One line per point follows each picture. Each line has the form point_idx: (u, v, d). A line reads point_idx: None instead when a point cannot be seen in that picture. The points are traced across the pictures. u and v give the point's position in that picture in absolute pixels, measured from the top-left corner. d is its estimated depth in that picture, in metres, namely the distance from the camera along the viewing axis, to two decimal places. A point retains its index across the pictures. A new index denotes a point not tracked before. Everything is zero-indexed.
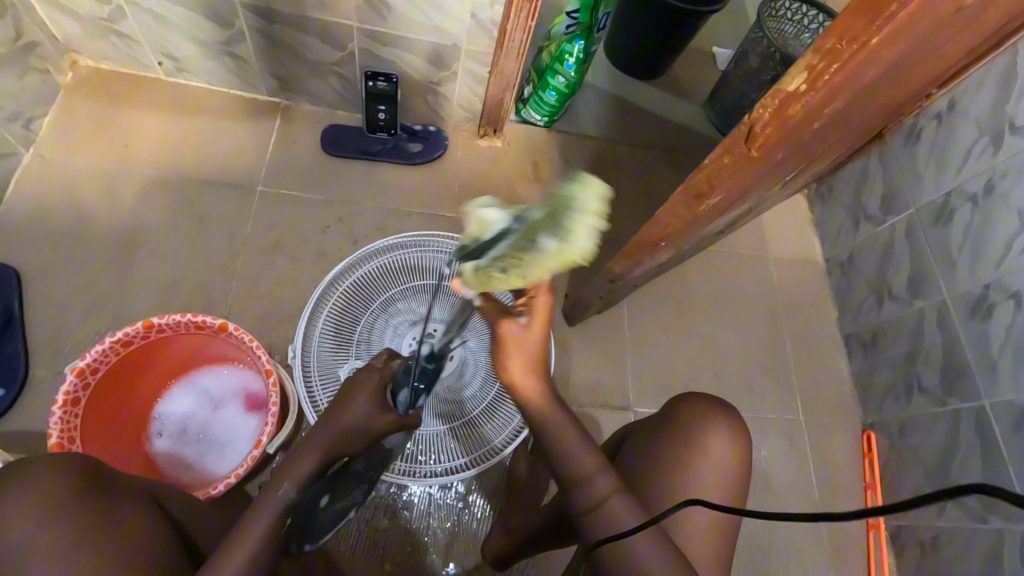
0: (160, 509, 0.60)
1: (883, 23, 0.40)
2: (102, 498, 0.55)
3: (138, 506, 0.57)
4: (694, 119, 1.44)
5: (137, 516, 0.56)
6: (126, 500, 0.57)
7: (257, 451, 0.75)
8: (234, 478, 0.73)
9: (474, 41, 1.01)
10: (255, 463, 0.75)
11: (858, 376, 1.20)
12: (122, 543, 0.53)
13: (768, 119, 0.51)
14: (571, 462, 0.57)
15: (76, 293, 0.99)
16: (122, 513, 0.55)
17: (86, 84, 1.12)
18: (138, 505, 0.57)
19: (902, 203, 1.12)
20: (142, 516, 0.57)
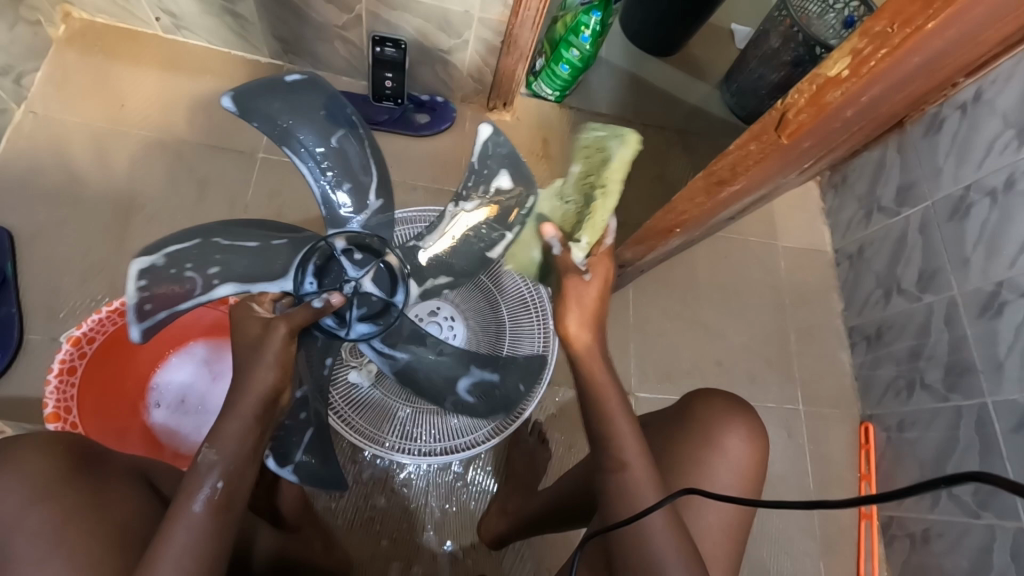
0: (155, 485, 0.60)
1: (939, 8, 0.37)
2: (91, 480, 0.54)
3: (127, 487, 0.57)
4: (709, 99, 1.40)
5: (127, 497, 0.55)
6: (115, 481, 0.56)
7: None
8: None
9: (487, 8, 0.96)
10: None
11: (860, 369, 1.20)
12: (109, 526, 0.52)
13: (803, 106, 0.48)
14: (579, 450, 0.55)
15: (71, 257, 0.96)
16: (109, 494, 0.54)
17: (79, 38, 1.07)
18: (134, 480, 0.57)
19: (918, 195, 1.10)
20: (131, 500, 0.56)
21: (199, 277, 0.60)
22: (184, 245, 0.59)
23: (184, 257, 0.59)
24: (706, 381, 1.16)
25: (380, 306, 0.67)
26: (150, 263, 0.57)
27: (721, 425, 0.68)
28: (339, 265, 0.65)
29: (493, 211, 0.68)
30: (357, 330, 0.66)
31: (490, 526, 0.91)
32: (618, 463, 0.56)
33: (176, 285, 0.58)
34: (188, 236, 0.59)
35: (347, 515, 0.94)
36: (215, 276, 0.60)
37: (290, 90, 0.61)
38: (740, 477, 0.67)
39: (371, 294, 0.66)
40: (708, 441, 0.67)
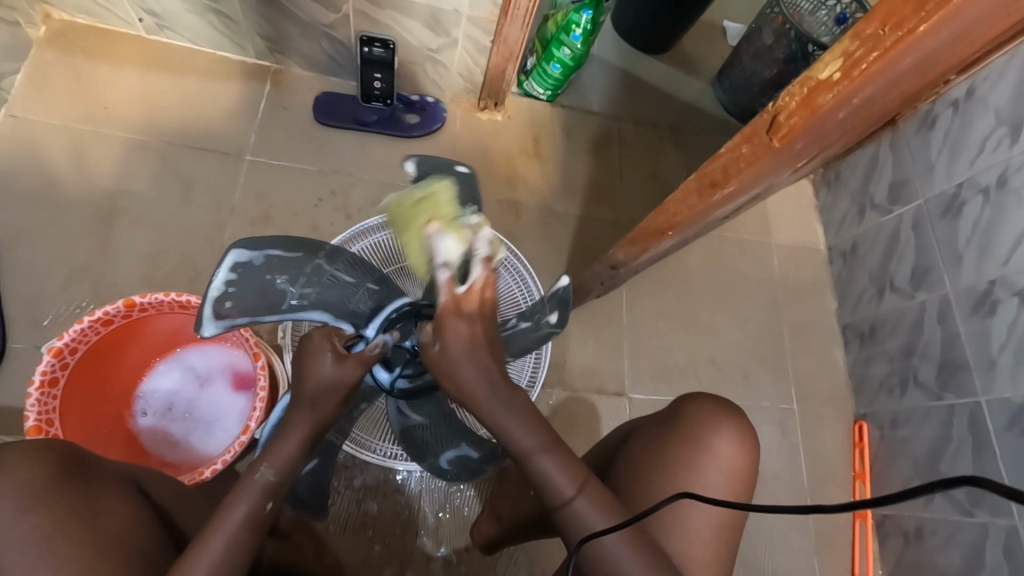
0: (146, 496, 0.58)
1: (931, 11, 0.36)
2: (84, 484, 0.53)
3: (123, 492, 0.56)
4: (701, 96, 1.39)
5: (119, 502, 0.54)
6: (110, 485, 0.55)
7: (244, 437, 0.72)
8: (220, 464, 0.71)
9: (477, 6, 0.95)
10: (243, 448, 0.73)
11: (853, 367, 1.20)
12: (109, 532, 0.51)
13: (795, 108, 0.47)
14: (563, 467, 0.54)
15: (53, 264, 0.94)
16: (103, 500, 0.53)
17: (59, 39, 1.05)
18: (123, 491, 0.55)
19: (911, 192, 1.10)
20: (126, 504, 0.55)
21: (289, 291, 0.62)
22: (289, 255, 0.62)
23: (282, 267, 0.62)
24: (700, 380, 1.15)
25: (421, 370, 0.69)
26: (251, 259, 0.60)
27: (709, 428, 0.68)
28: (411, 328, 0.67)
29: (537, 335, 0.75)
30: (392, 382, 0.69)
31: (482, 532, 0.89)
32: (563, 497, 0.53)
33: (265, 292, 0.61)
34: (296, 247, 0.63)
35: (339, 522, 0.93)
36: (302, 298, 0.63)
37: (456, 176, 0.68)
38: (734, 477, 0.67)
39: (421, 361, 0.68)
40: (696, 442, 0.67)
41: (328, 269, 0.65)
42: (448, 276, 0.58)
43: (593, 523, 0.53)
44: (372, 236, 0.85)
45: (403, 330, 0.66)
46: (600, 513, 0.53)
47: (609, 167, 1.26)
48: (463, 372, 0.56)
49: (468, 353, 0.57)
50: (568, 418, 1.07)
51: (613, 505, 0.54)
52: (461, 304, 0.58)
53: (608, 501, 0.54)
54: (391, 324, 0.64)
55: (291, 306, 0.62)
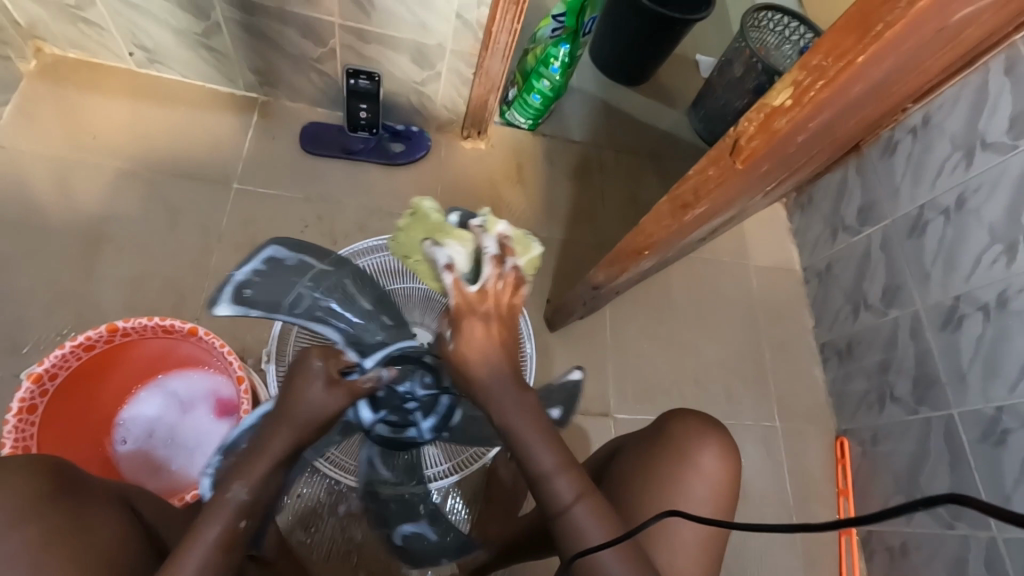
0: (133, 514, 0.57)
1: (868, 44, 0.40)
2: (75, 499, 0.52)
3: (113, 509, 0.55)
4: (677, 125, 1.45)
5: (109, 518, 0.53)
6: (99, 502, 0.54)
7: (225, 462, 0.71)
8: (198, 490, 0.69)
9: (460, 41, 0.99)
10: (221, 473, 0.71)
11: (833, 384, 1.23)
12: (97, 551, 0.51)
13: (754, 132, 0.50)
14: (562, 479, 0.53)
15: (35, 291, 0.94)
16: (92, 516, 0.52)
17: (50, 72, 1.07)
18: (113, 509, 0.55)
19: (878, 214, 1.15)
20: (115, 521, 0.54)
21: (310, 299, 0.67)
22: (323, 267, 0.68)
23: (313, 275, 0.67)
24: (684, 400, 1.16)
25: (405, 421, 0.67)
26: (291, 260, 0.67)
27: (693, 443, 0.69)
28: (410, 372, 0.67)
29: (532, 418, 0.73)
30: (373, 424, 0.67)
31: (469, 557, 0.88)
32: (561, 505, 0.53)
33: (289, 291, 0.66)
34: (332, 262, 0.69)
35: (323, 547, 0.91)
36: (320, 308, 0.67)
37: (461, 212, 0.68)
38: (717, 492, 0.67)
39: (409, 409, 0.67)
40: (680, 455, 0.68)
41: (352, 292, 0.70)
42: (455, 275, 0.58)
43: (591, 534, 0.53)
44: (357, 261, 0.84)
45: (402, 371, 0.66)
46: (596, 524, 0.53)
47: (590, 192, 1.30)
48: (479, 374, 0.56)
49: (483, 354, 0.57)
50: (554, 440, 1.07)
51: (611, 517, 0.54)
52: (474, 304, 0.57)
53: (607, 514, 0.54)
54: (390, 361, 0.67)
55: (307, 312, 0.67)
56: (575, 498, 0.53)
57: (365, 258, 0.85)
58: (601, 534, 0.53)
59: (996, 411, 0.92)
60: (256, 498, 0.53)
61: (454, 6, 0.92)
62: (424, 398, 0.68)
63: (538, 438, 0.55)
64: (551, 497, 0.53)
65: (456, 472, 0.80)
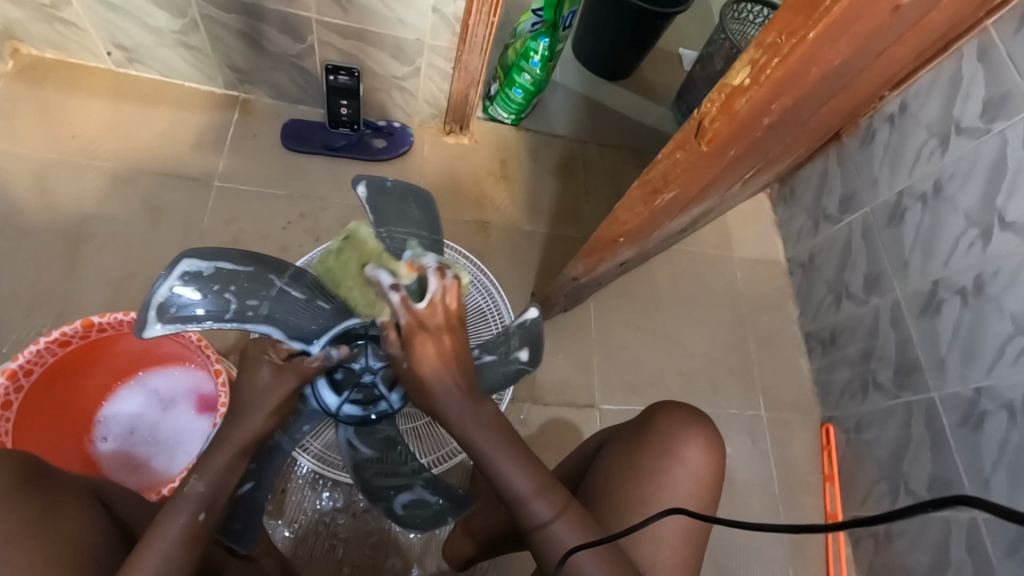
0: (105, 508, 0.57)
1: (818, 19, 0.40)
2: (42, 492, 0.52)
3: (82, 502, 0.55)
4: (661, 119, 1.46)
5: (79, 512, 0.53)
6: (69, 497, 0.54)
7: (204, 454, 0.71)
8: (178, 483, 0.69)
9: (438, 35, 0.99)
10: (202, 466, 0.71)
11: (817, 372, 1.23)
12: (66, 544, 0.50)
13: (716, 114, 0.51)
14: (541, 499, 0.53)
15: (14, 292, 0.94)
16: (63, 510, 0.52)
17: (28, 73, 1.06)
18: (83, 503, 0.55)
19: (858, 203, 1.16)
20: (85, 513, 0.54)
21: (236, 303, 0.59)
22: (238, 267, 0.60)
23: (231, 279, 0.59)
24: (669, 390, 1.17)
25: (371, 396, 0.68)
26: (197, 267, 0.57)
27: (678, 435, 0.69)
28: (361, 350, 0.67)
29: (503, 369, 0.71)
30: (339, 407, 0.67)
31: (453, 551, 0.88)
32: (542, 519, 0.53)
33: (209, 301, 0.57)
34: (242, 261, 0.61)
35: (307, 543, 0.91)
36: (252, 309, 0.60)
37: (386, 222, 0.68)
38: (702, 485, 0.68)
39: (370, 384, 0.68)
40: (666, 450, 0.68)
41: (279, 285, 0.62)
42: (401, 294, 0.55)
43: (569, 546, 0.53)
44: None
45: (353, 351, 0.67)
46: (576, 532, 0.54)
47: (573, 186, 1.30)
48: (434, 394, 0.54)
49: (437, 372, 0.54)
50: (541, 433, 1.07)
51: (589, 525, 0.55)
52: (425, 320, 0.55)
53: (586, 524, 0.54)
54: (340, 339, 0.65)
55: (240, 317, 0.59)
56: (555, 516, 0.53)
57: None
58: (579, 540, 0.54)
59: (974, 392, 0.93)
60: (227, 489, 0.53)
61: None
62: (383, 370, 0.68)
63: (517, 466, 0.53)
64: (532, 513, 0.53)
65: (432, 468, 0.82)
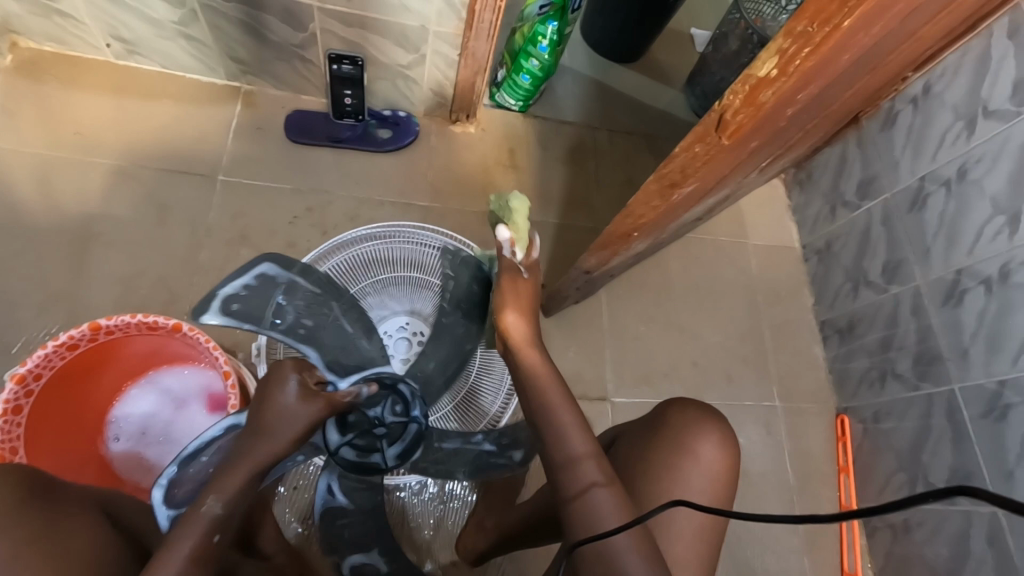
0: (112, 519, 0.58)
1: (855, 6, 0.37)
2: (46, 505, 0.52)
3: (86, 512, 0.55)
4: (671, 102, 1.43)
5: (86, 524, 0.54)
6: (72, 508, 0.54)
7: None
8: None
9: (443, 21, 0.96)
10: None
11: (833, 362, 1.21)
12: (74, 558, 0.50)
13: (740, 107, 0.48)
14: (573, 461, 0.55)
15: (25, 291, 0.93)
16: (69, 524, 0.52)
17: (30, 68, 1.04)
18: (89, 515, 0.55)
19: (878, 188, 1.12)
20: (92, 526, 0.54)
21: (291, 319, 0.66)
22: (309, 287, 0.67)
23: (298, 294, 0.67)
24: (680, 382, 1.15)
25: (371, 446, 0.70)
26: (280, 277, 0.66)
27: (693, 431, 0.68)
28: (379, 399, 0.70)
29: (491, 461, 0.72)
30: (339, 447, 0.69)
31: (468, 545, 0.89)
32: (581, 486, 0.54)
33: (275, 310, 0.65)
34: (315, 282, 0.68)
35: (321, 540, 0.92)
36: (302, 327, 0.67)
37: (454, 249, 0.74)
38: (716, 483, 0.66)
39: (377, 435, 0.70)
40: (681, 444, 0.67)
41: (333, 312, 0.69)
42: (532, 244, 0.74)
43: (604, 518, 0.52)
44: (346, 250, 0.85)
45: (375, 398, 0.70)
46: (615, 507, 0.53)
47: (583, 173, 1.28)
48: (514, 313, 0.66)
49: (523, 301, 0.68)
50: None
51: (625, 503, 0.54)
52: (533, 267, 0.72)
53: (623, 499, 0.54)
54: (367, 380, 0.69)
55: (291, 334, 0.66)
56: (590, 485, 0.53)
57: (354, 247, 0.86)
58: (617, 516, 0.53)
59: (998, 384, 0.91)
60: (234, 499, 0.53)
61: None
62: (394, 425, 0.70)
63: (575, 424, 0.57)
64: (571, 478, 0.54)
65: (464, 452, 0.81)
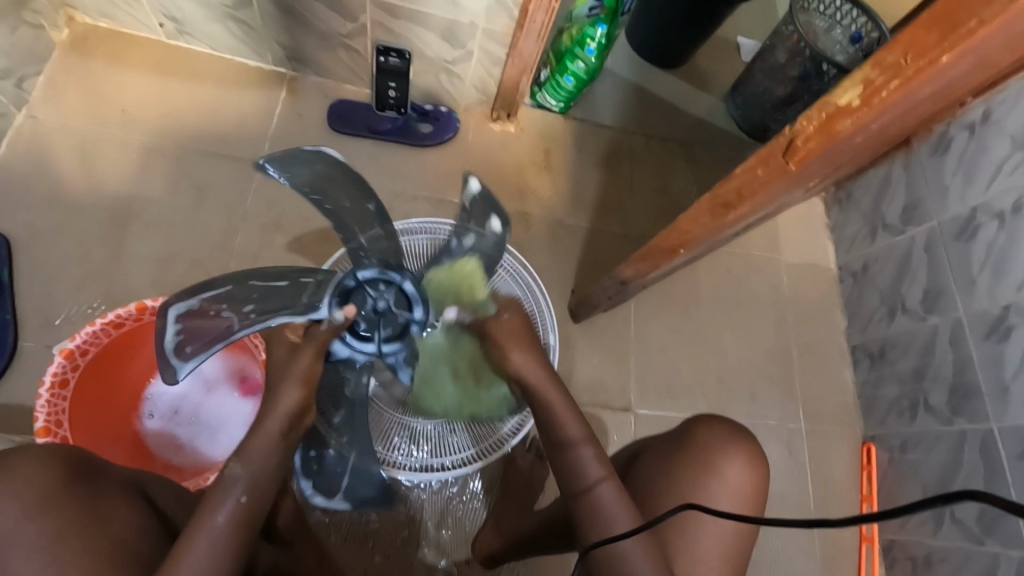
0: (147, 500, 0.59)
1: (955, 42, 0.37)
2: (87, 489, 0.54)
3: (124, 495, 0.57)
4: (711, 112, 1.41)
5: (121, 506, 0.55)
6: (112, 492, 0.56)
7: None
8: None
9: (493, 20, 0.96)
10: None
11: (862, 387, 1.19)
12: (109, 541, 0.52)
13: (812, 133, 0.47)
14: (579, 466, 0.58)
15: (61, 268, 0.91)
16: (107, 506, 0.54)
17: (84, 42, 1.03)
18: (127, 498, 0.57)
19: (924, 214, 1.09)
20: (127, 508, 0.56)
21: (236, 316, 0.62)
22: (218, 291, 0.63)
23: (221, 299, 0.63)
24: (704, 397, 1.14)
25: (400, 325, 0.69)
26: (188, 306, 0.62)
27: (719, 451, 0.67)
28: (364, 294, 0.68)
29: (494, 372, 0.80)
30: (379, 348, 0.68)
31: (484, 546, 0.90)
32: (589, 481, 0.58)
33: (215, 322, 0.62)
34: (215, 285, 0.63)
35: (340, 531, 0.92)
36: (250, 313, 0.63)
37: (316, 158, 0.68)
38: (742, 504, 0.66)
39: (392, 313, 0.69)
40: (705, 464, 0.66)
41: (267, 286, 0.66)
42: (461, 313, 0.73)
43: (612, 517, 0.56)
44: None
45: (356, 298, 0.68)
46: (619, 504, 0.57)
47: (619, 178, 1.26)
48: (518, 348, 0.64)
49: (516, 333, 0.65)
50: None
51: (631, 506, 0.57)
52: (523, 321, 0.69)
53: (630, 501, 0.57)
54: (341, 295, 0.67)
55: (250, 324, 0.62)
56: (596, 480, 0.58)
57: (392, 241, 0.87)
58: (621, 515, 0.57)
59: None
60: (264, 476, 0.56)
61: None
62: (392, 298, 0.70)
63: (569, 412, 0.61)
64: (579, 473, 0.58)
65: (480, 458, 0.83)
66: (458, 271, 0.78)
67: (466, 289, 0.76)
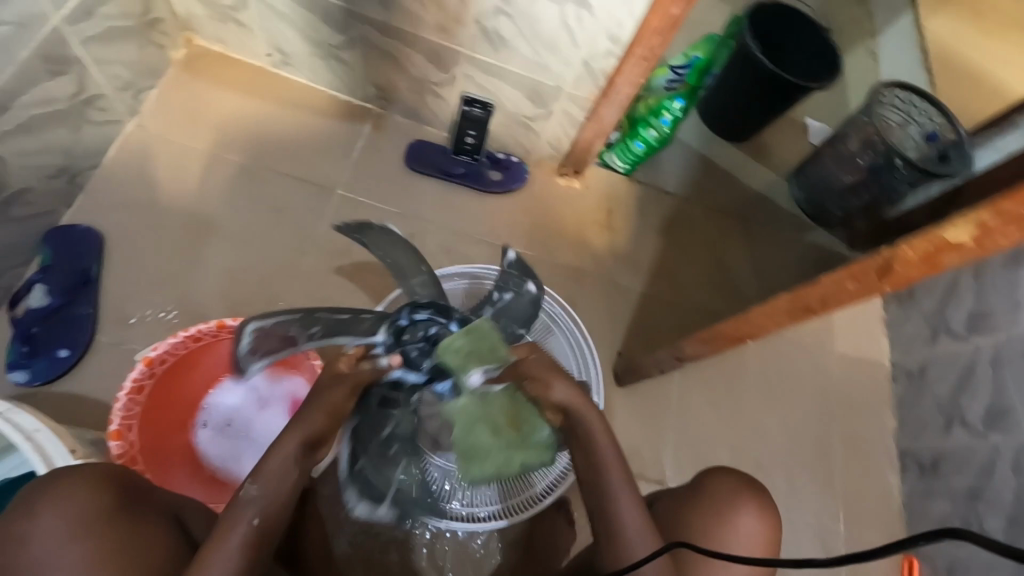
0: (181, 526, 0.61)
1: None
2: (130, 516, 0.57)
3: (164, 523, 0.60)
4: (774, 190, 1.41)
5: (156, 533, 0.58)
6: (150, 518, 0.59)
7: None
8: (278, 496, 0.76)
9: (580, 86, 0.99)
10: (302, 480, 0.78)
11: (909, 495, 1.14)
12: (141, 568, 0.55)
13: (914, 260, 0.49)
14: (607, 493, 0.61)
15: (143, 270, 0.95)
16: (145, 533, 0.57)
17: (197, 62, 1.11)
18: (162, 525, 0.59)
19: (992, 326, 1.06)
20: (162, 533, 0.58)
21: (301, 336, 0.69)
22: (287, 316, 0.70)
23: (288, 324, 0.69)
24: None
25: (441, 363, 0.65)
26: (260, 323, 0.68)
27: (729, 501, 0.68)
28: (417, 326, 0.67)
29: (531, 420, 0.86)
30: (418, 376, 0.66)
31: None
32: (608, 501, 0.61)
33: (281, 340, 0.68)
34: (290, 311, 0.70)
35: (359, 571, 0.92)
36: (312, 336, 0.69)
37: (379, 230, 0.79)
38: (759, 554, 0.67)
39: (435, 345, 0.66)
40: (717, 515, 0.67)
41: (330, 318, 0.70)
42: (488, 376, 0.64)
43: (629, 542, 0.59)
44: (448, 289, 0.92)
45: (408, 329, 0.67)
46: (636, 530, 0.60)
47: (677, 245, 1.27)
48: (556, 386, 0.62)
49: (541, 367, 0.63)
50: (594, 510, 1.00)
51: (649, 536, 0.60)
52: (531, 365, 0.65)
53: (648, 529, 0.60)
54: (394, 326, 0.68)
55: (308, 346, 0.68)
56: (616, 502, 0.61)
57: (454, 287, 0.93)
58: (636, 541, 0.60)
59: None
60: (272, 499, 0.57)
61: (582, 53, 0.92)
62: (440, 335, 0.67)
63: (606, 434, 0.63)
64: (604, 494, 0.61)
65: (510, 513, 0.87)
66: (474, 328, 0.66)
67: (489, 348, 0.65)
